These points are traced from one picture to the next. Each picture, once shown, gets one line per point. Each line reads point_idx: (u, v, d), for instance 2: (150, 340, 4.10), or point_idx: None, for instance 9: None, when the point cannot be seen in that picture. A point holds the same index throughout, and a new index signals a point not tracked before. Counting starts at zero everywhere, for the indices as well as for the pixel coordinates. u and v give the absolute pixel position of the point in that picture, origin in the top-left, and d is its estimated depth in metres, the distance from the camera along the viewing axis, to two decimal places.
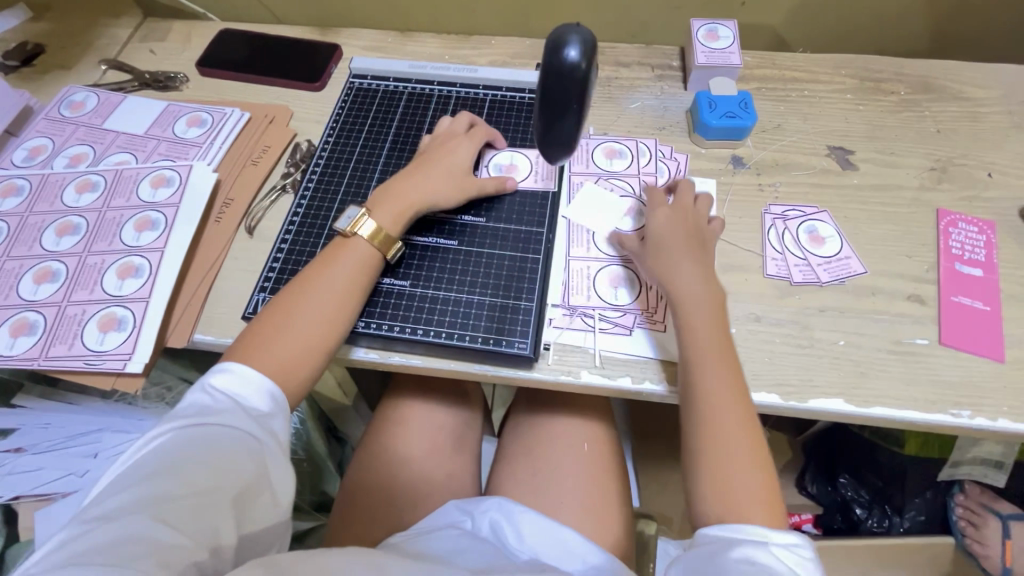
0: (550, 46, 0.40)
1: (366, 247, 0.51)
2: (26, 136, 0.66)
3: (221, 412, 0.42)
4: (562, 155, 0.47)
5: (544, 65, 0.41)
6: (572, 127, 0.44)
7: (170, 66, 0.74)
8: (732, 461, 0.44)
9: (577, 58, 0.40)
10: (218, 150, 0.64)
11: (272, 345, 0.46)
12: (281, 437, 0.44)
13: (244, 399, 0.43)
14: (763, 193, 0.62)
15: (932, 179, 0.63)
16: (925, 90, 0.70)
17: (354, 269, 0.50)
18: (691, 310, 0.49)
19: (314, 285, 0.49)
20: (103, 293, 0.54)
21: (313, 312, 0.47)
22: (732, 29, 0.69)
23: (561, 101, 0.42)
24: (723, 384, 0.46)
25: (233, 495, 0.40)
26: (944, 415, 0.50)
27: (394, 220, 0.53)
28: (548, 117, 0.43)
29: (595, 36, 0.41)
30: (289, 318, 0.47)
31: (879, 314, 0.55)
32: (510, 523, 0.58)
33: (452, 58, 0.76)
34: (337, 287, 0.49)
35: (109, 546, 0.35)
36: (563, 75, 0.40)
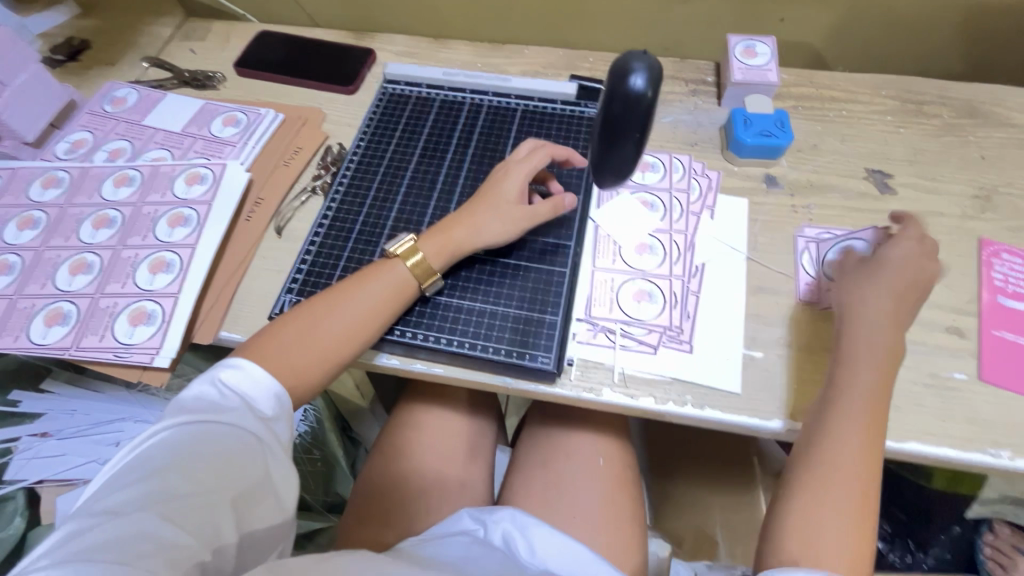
0: (615, 73, 0.40)
1: (401, 271, 0.51)
2: (69, 129, 0.68)
3: (228, 410, 0.42)
4: (613, 181, 0.46)
5: (608, 92, 0.40)
6: (629, 154, 0.43)
7: (209, 65, 0.76)
8: (831, 507, 0.42)
9: (641, 86, 0.39)
10: (252, 150, 0.65)
11: (292, 355, 0.46)
12: (284, 440, 0.44)
13: (250, 399, 0.43)
14: (797, 215, 0.61)
15: (975, 207, 0.61)
16: (970, 115, 0.68)
17: (382, 288, 0.50)
18: (854, 361, 0.46)
19: (336, 300, 0.49)
20: (134, 287, 0.55)
21: (334, 325, 0.48)
22: (770, 46, 0.68)
23: (621, 130, 0.41)
24: (860, 442, 0.43)
25: (238, 494, 0.40)
26: (981, 455, 0.48)
27: (437, 252, 0.52)
28: (605, 145, 0.43)
29: (660, 64, 0.40)
30: (313, 330, 0.47)
31: (915, 345, 0.53)
32: (522, 534, 0.57)
33: (485, 66, 0.76)
34: (364, 305, 0.49)
35: (116, 543, 0.34)
36: (625, 104, 0.40)
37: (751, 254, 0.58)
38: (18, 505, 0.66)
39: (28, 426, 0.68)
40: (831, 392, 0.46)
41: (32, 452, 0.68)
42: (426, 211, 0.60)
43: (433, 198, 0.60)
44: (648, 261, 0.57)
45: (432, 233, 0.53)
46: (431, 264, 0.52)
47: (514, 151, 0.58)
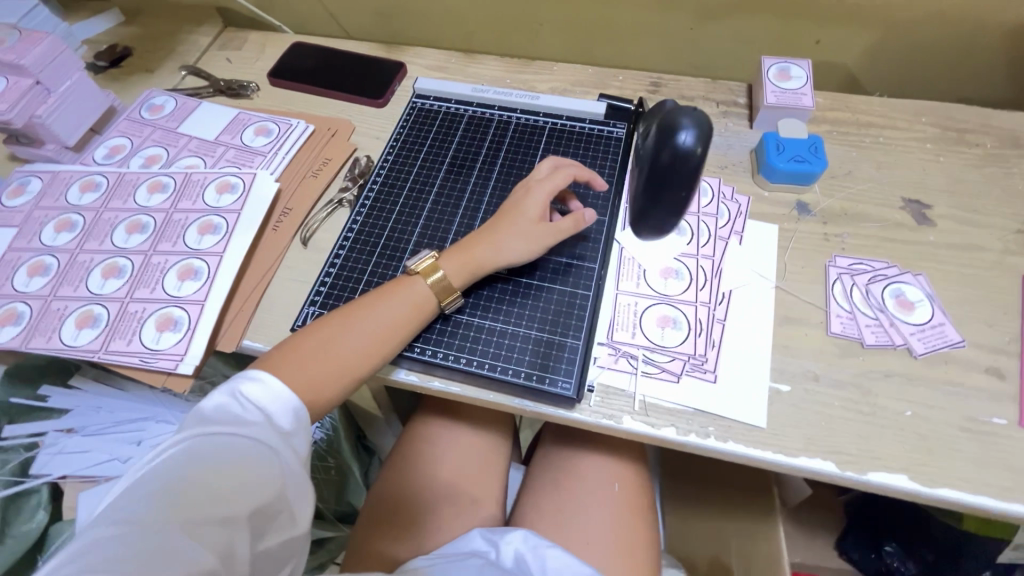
0: (664, 130, 0.42)
1: (423, 288, 0.51)
2: (108, 135, 0.70)
3: (249, 423, 0.42)
4: (652, 232, 0.46)
5: (655, 146, 0.42)
6: (670, 209, 0.43)
7: (244, 75, 0.78)
8: None
9: (689, 142, 0.41)
10: (282, 160, 0.66)
11: (311, 369, 0.46)
12: (302, 454, 0.44)
13: (270, 412, 0.43)
14: (829, 244, 0.59)
15: (1019, 242, 0.58)
16: (1015, 145, 0.65)
17: (403, 304, 0.50)
18: None
19: (357, 315, 0.49)
20: (163, 293, 0.56)
21: (354, 341, 0.48)
22: (805, 69, 0.67)
23: (668, 183, 0.42)
24: None
25: (255, 510, 0.39)
26: (1022, 506, 0.45)
27: (458, 270, 0.52)
28: (651, 190, 0.43)
29: (709, 122, 0.42)
30: (332, 345, 0.47)
31: (952, 385, 0.51)
32: (534, 555, 0.57)
33: (514, 82, 0.76)
34: (383, 320, 0.49)
35: (134, 557, 0.34)
36: (673, 156, 0.41)
37: (780, 282, 0.57)
38: (41, 497, 0.67)
39: (54, 422, 0.70)
40: None
41: (58, 447, 0.70)
42: (451, 227, 0.59)
43: (457, 214, 0.60)
44: (674, 286, 0.56)
45: (453, 251, 0.53)
46: (452, 281, 0.52)
47: (536, 170, 0.57)
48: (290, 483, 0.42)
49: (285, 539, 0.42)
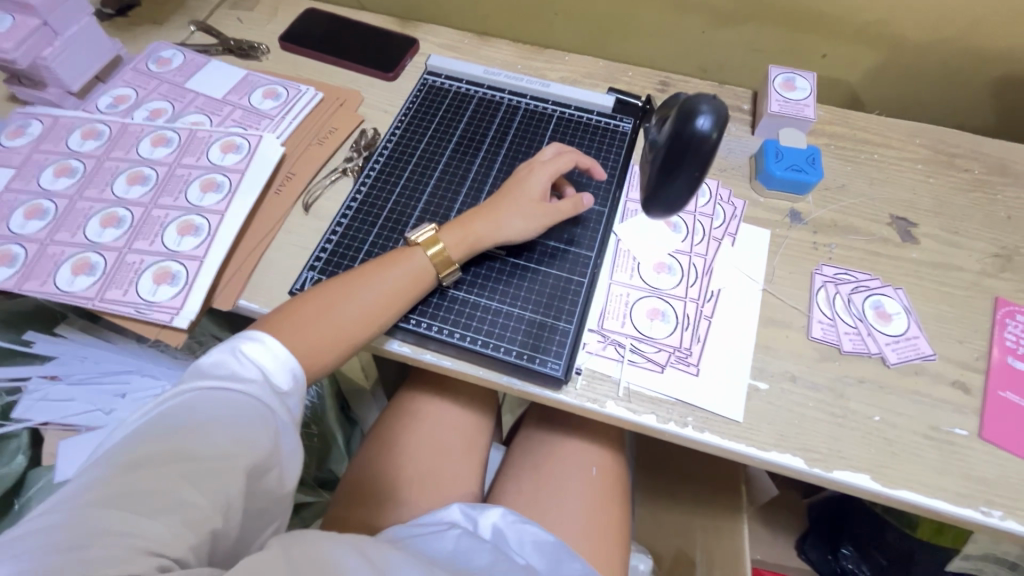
0: (683, 111, 0.41)
1: (421, 262, 0.52)
2: (113, 84, 0.69)
3: (246, 381, 0.43)
4: (658, 217, 0.45)
5: (672, 129, 0.41)
6: (681, 192, 0.42)
7: (253, 36, 0.77)
8: None
9: (707, 127, 0.40)
10: (288, 125, 0.66)
11: (309, 335, 0.47)
12: (295, 415, 0.45)
13: (270, 373, 0.44)
14: (817, 253, 0.61)
15: (995, 266, 0.61)
16: (1001, 173, 0.68)
17: (402, 276, 0.51)
18: None
19: (354, 284, 0.50)
20: (162, 246, 0.56)
21: (350, 308, 0.49)
22: (810, 81, 0.68)
23: (682, 164, 0.41)
24: None
25: (249, 466, 0.40)
26: (972, 511, 0.48)
27: (456, 245, 0.53)
28: (662, 173, 0.42)
29: (727, 109, 0.41)
30: (330, 313, 0.48)
31: (920, 395, 0.53)
32: (512, 531, 0.59)
33: (525, 68, 0.77)
34: (379, 291, 0.50)
35: (133, 500, 0.35)
36: (688, 139, 0.40)
37: (767, 285, 0.59)
38: (22, 442, 0.68)
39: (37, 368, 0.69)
40: None
41: (40, 393, 0.69)
42: (453, 206, 0.60)
43: (460, 193, 0.61)
44: (665, 281, 0.58)
45: (453, 225, 0.54)
46: (450, 254, 0.53)
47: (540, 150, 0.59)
48: (283, 443, 0.43)
49: (273, 497, 0.43)
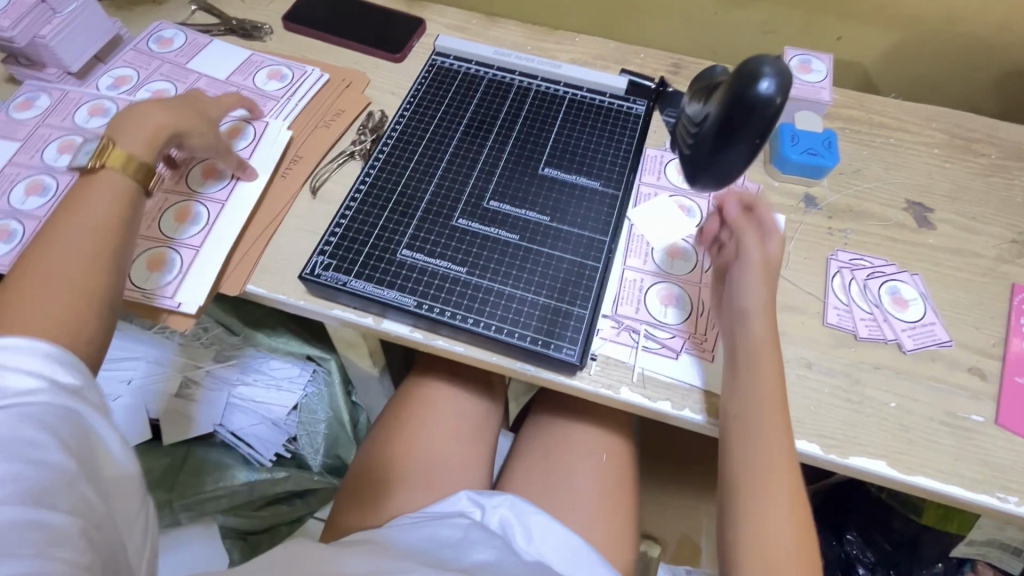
0: (745, 73, 0.38)
1: (117, 179, 0.47)
2: (112, 64, 0.67)
3: (37, 388, 0.38)
4: (712, 184, 0.44)
5: (731, 92, 0.38)
6: (736, 161, 0.40)
7: (256, 16, 0.75)
8: (773, 507, 0.45)
9: (769, 91, 0.37)
10: (294, 108, 0.65)
11: (43, 305, 0.40)
12: (98, 402, 0.41)
13: (56, 373, 0.39)
14: (832, 239, 0.60)
15: (1012, 252, 0.60)
16: (1018, 158, 0.67)
17: (104, 198, 0.46)
18: (751, 358, 0.48)
19: (58, 234, 0.43)
20: (161, 232, 0.55)
21: (67, 254, 0.42)
22: (826, 63, 0.67)
23: (740, 131, 0.38)
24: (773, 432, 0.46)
25: (85, 468, 0.38)
26: (989, 497, 0.48)
27: (143, 146, 0.49)
28: (719, 141, 0.40)
29: (791, 70, 0.38)
30: (47, 266, 0.42)
31: (936, 381, 0.53)
32: (519, 521, 0.60)
33: (535, 50, 0.75)
34: (66, 223, 0.44)
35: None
36: (750, 106, 0.37)
37: (782, 271, 0.58)
38: None
39: None
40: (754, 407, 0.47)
41: None
42: (465, 190, 0.59)
43: (472, 176, 0.60)
44: (681, 266, 0.57)
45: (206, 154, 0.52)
46: (143, 158, 0.49)
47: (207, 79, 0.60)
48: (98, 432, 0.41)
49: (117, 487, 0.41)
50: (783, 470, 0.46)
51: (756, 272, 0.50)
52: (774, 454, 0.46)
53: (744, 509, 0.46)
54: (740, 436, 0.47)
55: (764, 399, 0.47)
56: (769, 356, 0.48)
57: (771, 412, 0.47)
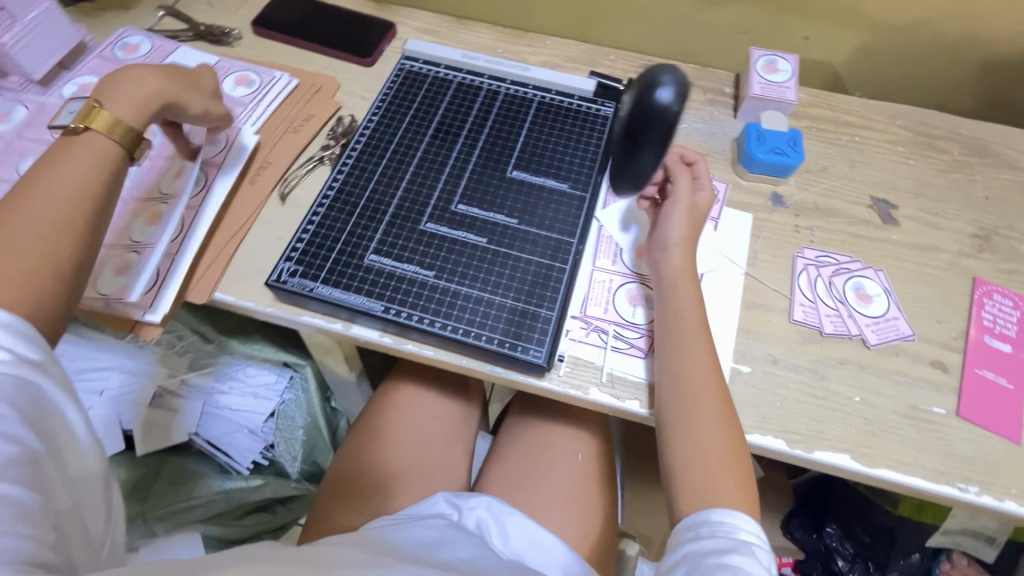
0: (643, 86, 0.47)
1: (100, 143, 0.45)
2: (78, 71, 0.66)
3: (2, 366, 0.37)
4: (629, 188, 0.51)
5: (637, 102, 0.46)
6: (649, 161, 0.48)
7: (226, 21, 0.74)
8: (707, 424, 0.46)
9: (665, 101, 0.46)
10: (262, 113, 0.64)
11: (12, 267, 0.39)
12: (62, 378, 0.41)
13: (22, 351, 0.38)
14: (799, 236, 0.61)
15: (973, 246, 0.62)
16: (980, 154, 0.68)
17: (84, 163, 0.44)
18: (672, 288, 0.51)
19: (30, 196, 0.41)
20: (132, 237, 0.53)
21: (41, 217, 0.41)
22: (792, 63, 0.68)
23: (646, 134, 0.46)
24: (699, 352, 0.49)
25: (47, 448, 0.38)
26: (950, 488, 0.49)
27: (135, 114, 0.47)
28: (631, 144, 0.47)
29: (685, 85, 0.47)
30: (16, 225, 0.40)
31: (900, 375, 0.54)
32: (495, 522, 0.60)
33: (505, 53, 0.75)
34: (54, 187, 0.42)
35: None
36: (650, 111, 0.46)
37: (749, 269, 0.59)
38: None
39: None
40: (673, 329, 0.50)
41: None
42: (433, 194, 0.59)
43: (440, 180, 0.60)
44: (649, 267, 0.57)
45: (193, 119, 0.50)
46: (131, 124, 0.47)
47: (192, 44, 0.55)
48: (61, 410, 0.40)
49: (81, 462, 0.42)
50: (712, 389, 0.47)
51: (679, 217, 0.53)
52: (701, 369, 0.48)
53: (680, 441, 0.47)
54: (668, 356, 0.49)
55: (687, 321, 0.50)
56: (688, 280, 0.52)
57: (693, 332, 0.49)
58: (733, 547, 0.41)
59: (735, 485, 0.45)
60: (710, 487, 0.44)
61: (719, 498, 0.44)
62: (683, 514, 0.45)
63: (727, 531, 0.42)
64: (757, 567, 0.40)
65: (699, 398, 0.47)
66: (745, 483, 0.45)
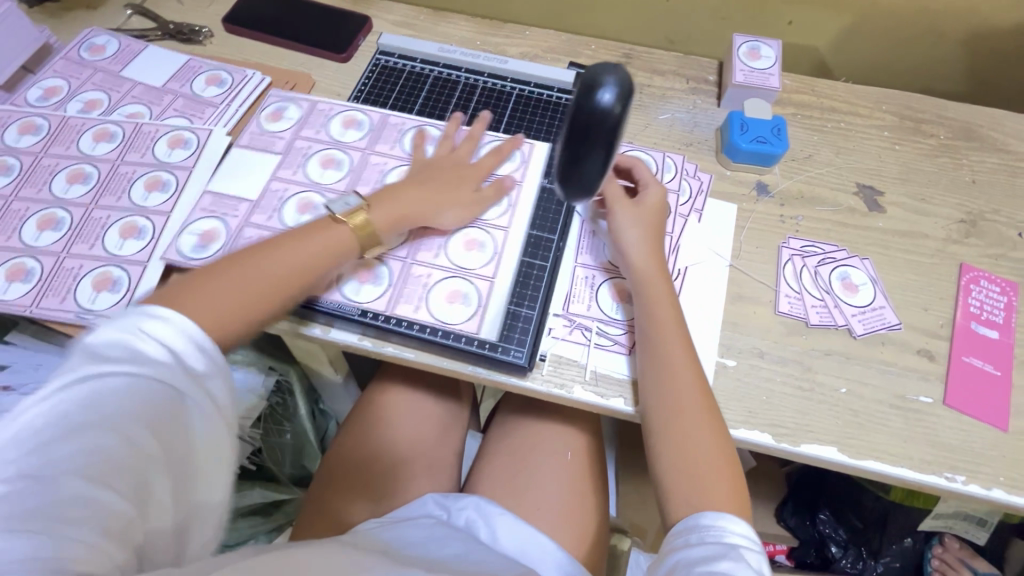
0: (585, 90, 0.41)
1: (338, 238, 0.50)
2: (43, 75, 0.64)
3: (155, 365, 0.38)
4: (580, 195, 0.46)
5: (576, 102, 0.41)
6: (597, 166, 0.43)
7: (195, 19, 0.72)
8: (690, 429, 0.46)
9: (609, 101, 0.40)
10: (233, 114, 0.63)
11: (196, 315, 0.42)
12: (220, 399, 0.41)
13: (179, 352, 0.39)
14: (784, 226, 0.60)
15: (960, 232, 0.61)
16: (967, 137, 0.67)
17: (311, 250, 0.48)
18: (642, 289, 0.51)
19: (251, 263, 0.46)
20: (280, 223, 0.55)
21: (248, 287, 0.45)
22: (775, 49, 0.67)
23: (589, 139, 0.41)
24: (672, 355, 0.48)
25: (165, 465, 0.37)
26: (937, 478, 0.49)
27: (387, 223, 0.52)
28: (579, 154, 0.42)
29: (630, 80, 0.41)
30: (209, 292, 0.43)
31: (886, 365, 0.53)
32: (484, 522, 0.59)
33: (484, 44, 0.73)
34: (279, 267, 0.47)
35: (29, 524, 0.31)
36: (596, 119, 0.40)
37: (734, 261, 0.58)
38: None
39: None
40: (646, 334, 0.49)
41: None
42: None
43: None
44: None
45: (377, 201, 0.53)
46: (375, 227, 0.51)
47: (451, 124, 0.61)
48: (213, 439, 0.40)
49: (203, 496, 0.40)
50: (695, 394, 0.47)
51: (634, 218, 0.53)
52: (680, 375, 0.47)
53: (666, 450, 0.46)
54: (649, 363, 0.49)
55: (666, 328, 0.49)
56: (659, 280, 0.51)
57: (672, 338, 0.49)
58: (723, 553, 0.40)
59: (726, 488, 0.44)
60: (701, 491, 0.44)
61: (710, 502, 0.43)
62: (676, 520, 0.44)
63: (716, 536, 0.41)
64: (746, 571, 0.39)
65: (682, 404, 0.46)
66: (735, 484, 0.45)
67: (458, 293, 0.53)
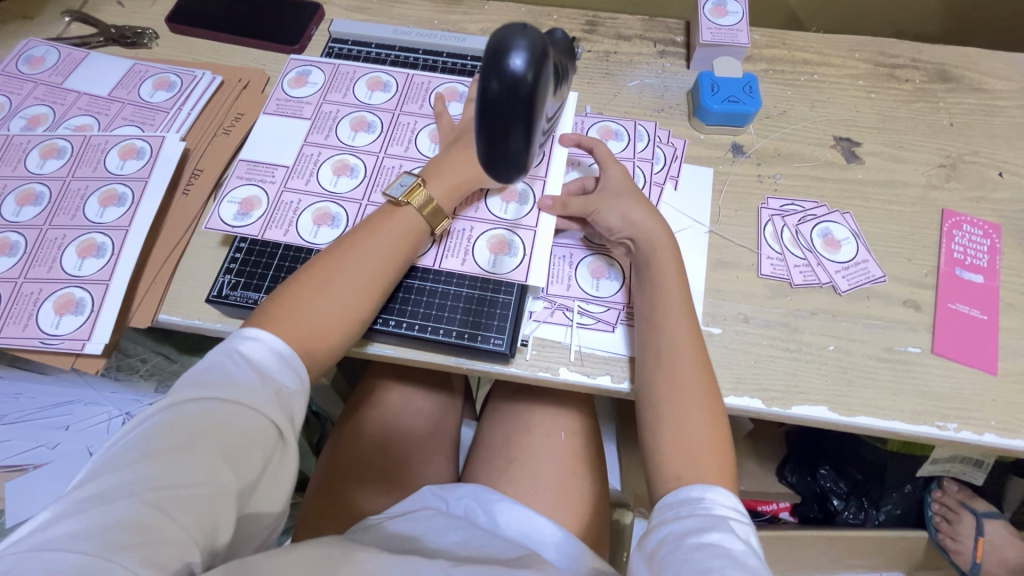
0: (490, 50, 0.31)
1: (414, 216, 0.50)
2: None
3: (242, 385, 0.39)
4: (508, 179, 0.36)
5: (481, 73, 0.31)
6: (519, 151, 0.34)
7: (139, 20, 0.69)
8: (690, 401, 0.45)
9: (522, 68, 0.31)
10: (186, 118, 0.60)
11: (310, 314, 0.44)
12: (294, 420, 0.41)
13: (265, 371, 0.40)
14: (762, 186, 0.59)
15: (940, 177, 0.60)
16: (942, 79, 0.65)
17: (394, 234, 0.49)
18: (648, 266, 0.50)
19: (343, 258, 0.47)
20: (319, 187, 0.55)
21: (346, 283, 0.46)
22: (741, 3, 0.65)
23: (502, 120, 0.32)
24: (682, 331, 0.47)
25: (240, 490, 0.36)
26: (928, 428, 0.48)
27: (448, 195, 0.52)
28: (490, 135, 0.33)
29: (547, 38, 0.32)
30: (318, 290, 0.45)
31: (873, 319, 0.53)
32: (483, 508, 0.58)
33: (442, 23, 0.70)
34: (368, 258, 0.47)
35: (118, 538, 0.31)
36: (504, 90, 0.31)
37: (714, 227, 0.57)
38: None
39: None
40: (652, 309, 0.48)
41: None
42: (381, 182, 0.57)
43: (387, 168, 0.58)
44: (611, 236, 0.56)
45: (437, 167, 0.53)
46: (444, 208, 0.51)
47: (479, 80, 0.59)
48: (280, 465, 0.39)
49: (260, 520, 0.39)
50: (696, 367, 0.46)
51: (625, 201, 0.52)
52: (681, 350, 0.47)
53: (665, 424, 0.45)
54: (648, 339, 0.48)
55: (668, 304, 0.48)
56: (666, 256, 0.50)
57: (674, 314, 0.48)
58: (711, 525, 0.39)
59: (719, 457, 0.43)
60: (695, 464, 0.43)
61: (702, 473, 0.42)
62: (664, 494, 0.43)
63: (705, 508, 0.40)
64: (736, 541, 0.38)
65: (674, 376, 0.46)
66: (725, 456, 0.44)
67: (500, 243, 0.53)
